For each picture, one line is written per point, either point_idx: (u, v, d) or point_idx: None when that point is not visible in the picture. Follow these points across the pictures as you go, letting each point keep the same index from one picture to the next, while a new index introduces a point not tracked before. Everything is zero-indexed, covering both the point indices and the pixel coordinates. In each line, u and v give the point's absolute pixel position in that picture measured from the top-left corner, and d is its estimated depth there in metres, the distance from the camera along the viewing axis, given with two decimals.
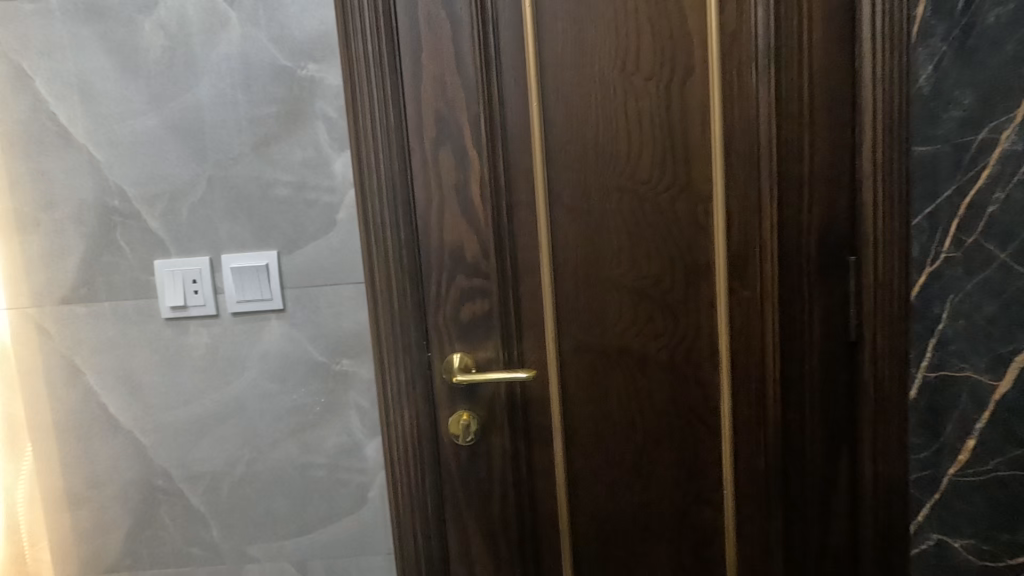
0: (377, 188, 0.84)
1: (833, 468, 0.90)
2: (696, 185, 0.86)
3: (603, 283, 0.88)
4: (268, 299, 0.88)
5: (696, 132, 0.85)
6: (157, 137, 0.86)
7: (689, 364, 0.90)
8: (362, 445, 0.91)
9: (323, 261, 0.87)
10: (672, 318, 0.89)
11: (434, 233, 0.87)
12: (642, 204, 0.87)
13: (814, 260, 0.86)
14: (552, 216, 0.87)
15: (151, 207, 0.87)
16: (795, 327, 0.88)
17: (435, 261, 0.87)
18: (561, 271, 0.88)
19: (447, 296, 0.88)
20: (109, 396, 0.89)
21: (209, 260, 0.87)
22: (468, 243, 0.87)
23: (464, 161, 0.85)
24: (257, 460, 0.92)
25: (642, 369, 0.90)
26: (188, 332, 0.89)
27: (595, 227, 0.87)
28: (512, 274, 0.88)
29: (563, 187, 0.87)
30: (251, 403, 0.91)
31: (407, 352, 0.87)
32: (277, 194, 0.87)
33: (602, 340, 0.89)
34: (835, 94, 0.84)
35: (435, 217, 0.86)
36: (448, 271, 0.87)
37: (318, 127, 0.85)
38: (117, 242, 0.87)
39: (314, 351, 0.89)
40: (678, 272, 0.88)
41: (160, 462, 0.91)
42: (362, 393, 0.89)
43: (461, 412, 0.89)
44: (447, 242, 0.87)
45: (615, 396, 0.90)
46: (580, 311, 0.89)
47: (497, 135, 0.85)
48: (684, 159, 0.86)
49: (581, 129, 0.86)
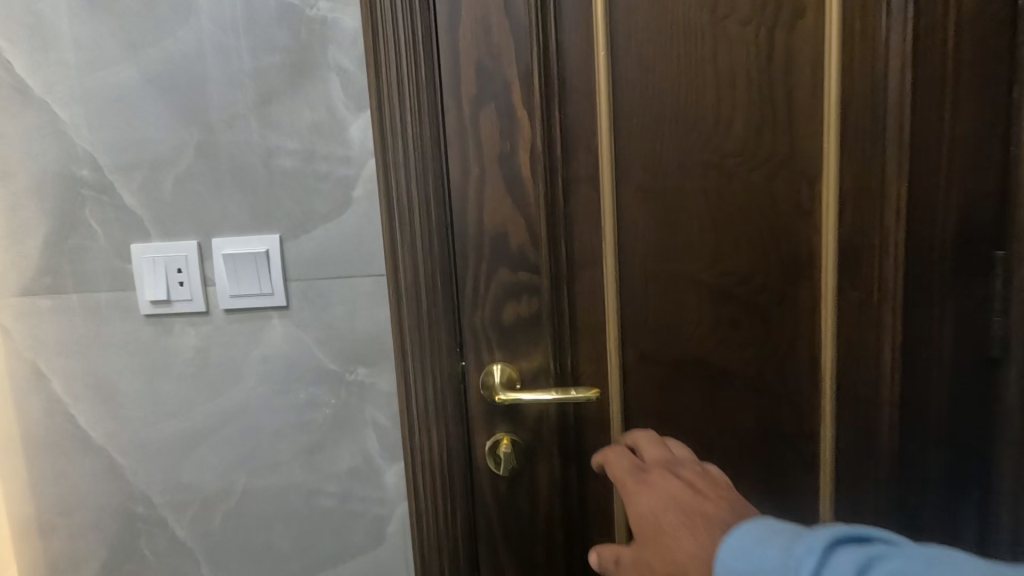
0: (402, 157, 0.68)
1: (962, 513, 0.73)
2: (801, 159, 0.69)
3: (679, 280, 0.71)
4: (269, 294, 0.72)
5: (804, 91, 0.68)
6: (133, 93, 0.70)
7: (783, 382, 0.73)
8: (380, 470, 0.76)
9: (335, 248, 0.72)
10: (763, 325, 0.72)
11: (472, 215, 0.70)
12: (730, 182, 0.70)
13: (949, 255, 0.68)
14: (618, 196, 0.70)
15: (126, 178, 0.71)
16: (922, 340, 0.70)
17: (472, 250, 0.71)
18: (627, 265, 0.71)
19: (486, 293, 0.72)
20: (80, 407, 0.75)
21: (197, 245, 0.71)
22: (514, 228, 0.70)
23: (510, 126, 0.69)
24: (254, 486, 0.76)
25: (722, 386, 0.73)
26: (172, 332, 0.73)
27: (671, 211, 0.70)
28: (568, 267, 0.71)
29: (632, 160, 0.70)
30: (245, 418, 0.75)
31: (437, 362, 0.71)
32: (281, 165, 0.70)
33: (675, 351, 0.73)
34: (989, 41, 0.65)
35: (473, 194, 0.70)
36: (488, 263, 0.71)
37: (332, 82, 0.69)
38: (87, 222, 0.72)
39: (323, 358, 0.74)
40: (773, 268, 0.71)
41: (139, 486, 0.76)
42: (381, 408, 0.74)
43: (501, 436, 0.73)
44: (487, 226, 0.70)
45: (687, 420, 0.74)
46: (649, 315, 0.72)
47: (553, 92, 0.68)
48: (787, 125, 0.68)
49: (657, 85, 0.68)
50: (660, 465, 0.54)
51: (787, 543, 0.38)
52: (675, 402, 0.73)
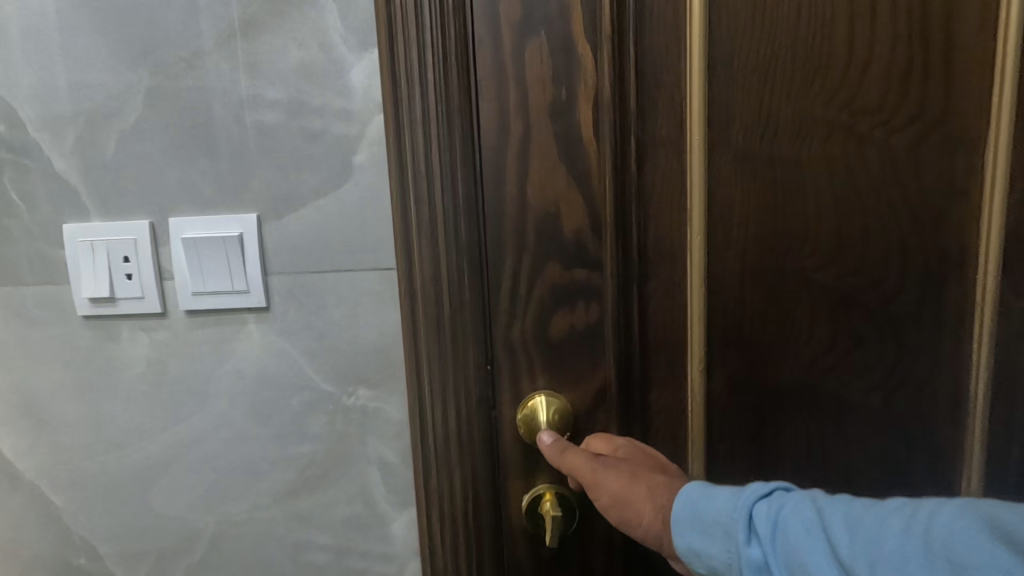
0: (420, 109, 0.50)
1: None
2: (948, 123, 0.54)
3: (787, 279, 0.56)
4: (243, 292, 0.55)
5: (966, 35, 0.53)
6: (64, 20, 0.52)
7: (910, 408, 0.58)
8: (386, 519, 0.59)
9: (329, 232, 0.54)
10: (892, 335, 0.57)
11: (511, 190, 0.53)
12: (862, 151, 0.54)
13: None
14: (713, 169, 0.54)
15: (57, 136, 0.54)
16: None
17: (511, 236, 0.54)
18: (722, 258, 0.55)
19: (529, 293, 0.55)
20: (2, 433, 0.58)
21: (149, 226, 0.54)
22: (568, 209, 0.54)
23: (568, 71, 0.52)
24: (225, 535, 0.60)
25: (834, 411, 0.58)
26: (119, 338, 0.57)
27: (782, 188, 0.54)
28: (639, 262, 0.55)
29: (733, 120, 0.53)
30: (217, 450, 0.59)
31: (462, 385, 0.54)
32: (259, 121, 0.53)
33: (776, 369, 0.57)
34: None
35: (514, 162, 0.53)
36: (531, 255, 0.54)
37: (327, 8, 0.52)
38: (6, 193, 0.55)
39: (314, 375, 0.57)
40: (909, 262, 0.56)
41: (80, 532, 0.60)
42: (387, 441, 0.57)
43: (542, 491, 0.57)
44: (534, 205, 0.54)
45: (788, 454, 0.59)
46: (748, 323, 0.56)
47: (627, 27, 0.51)
48: (939, 80, 0.53)
49: (773, 20, 0.52)
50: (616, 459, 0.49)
51: (737, 490, 0.41)
52: (775, 432, 0.58)
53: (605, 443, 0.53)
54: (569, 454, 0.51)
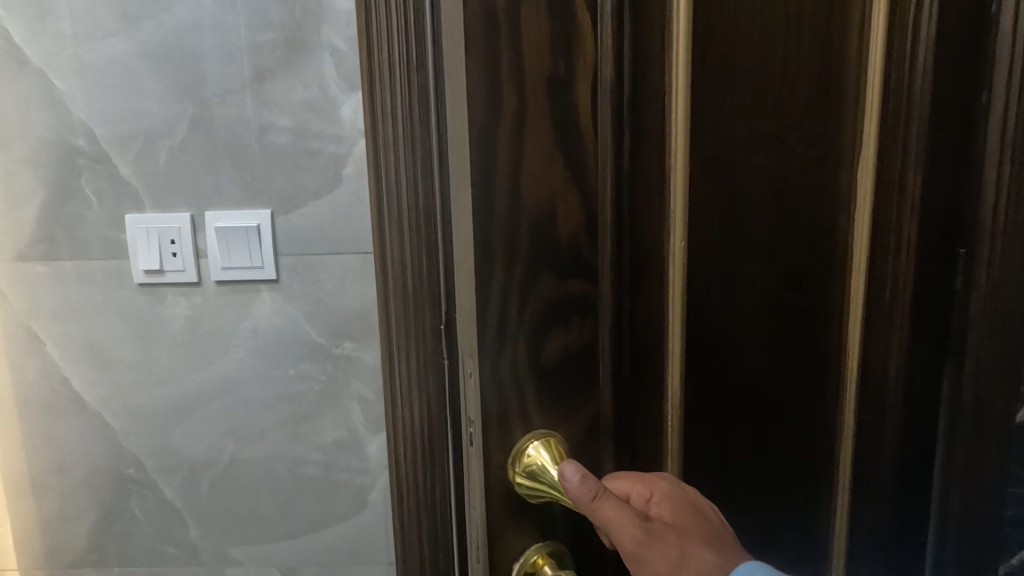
0: (392, 140, 0.70)
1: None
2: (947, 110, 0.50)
3: (785, 287, 0.52)
4: (259, 267, 0.74)
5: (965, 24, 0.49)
6: (131, 65, 0.71)
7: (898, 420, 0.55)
8: (364, 441, 0.79)
9: (324, 225, 0.74)
10: (923, 341, 0.54)
11: (503, 182, 0.43)
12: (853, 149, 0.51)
13: None
14: (721, 167, 0.49)
15: (122, 149, 0.73)
16: None
17: (499, 243, 0.44)
18: (726, 265, 0.50)
19: (527, 312, 0.46)
20: (73, 371, 0.77)
21: (190, 217, 0.73)
22: (565, 207, 0.45)
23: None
24: (242, 452, 0.79)
25: (826, 428, 0.55)
26: (164, 301, 0.76)
27: (785, 188, 0.51)
28: (645, 272, 0.48)
29: (721, 113, 0.48)
30: (237, 387, 0.78)
31: (422, 339, 0.73)
32: (273, 141, 0.72)
33: (779, 383, 0.54)
34: None
35: (508, 148, 0.43)
36: (524, 268, 0.45)
37: (324, 61, 0.71)
38: (83, 191, 0.73)
39: (311, 331, 0.76)
40: (898, 263, 0.52)
41: (130, 449, 0.79)
42: (366, 381, 0.77)
43: (535, 558, 0.47)
44: (526, 204, 0.44)
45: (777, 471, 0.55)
46: (748, 336, 0.52)
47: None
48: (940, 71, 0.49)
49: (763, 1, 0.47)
50: (652, 528, 0.42)
51: None
52: (769, 451, 0.55)
53: (632, 488, 0.45)
54: (603, 506, 0.42)
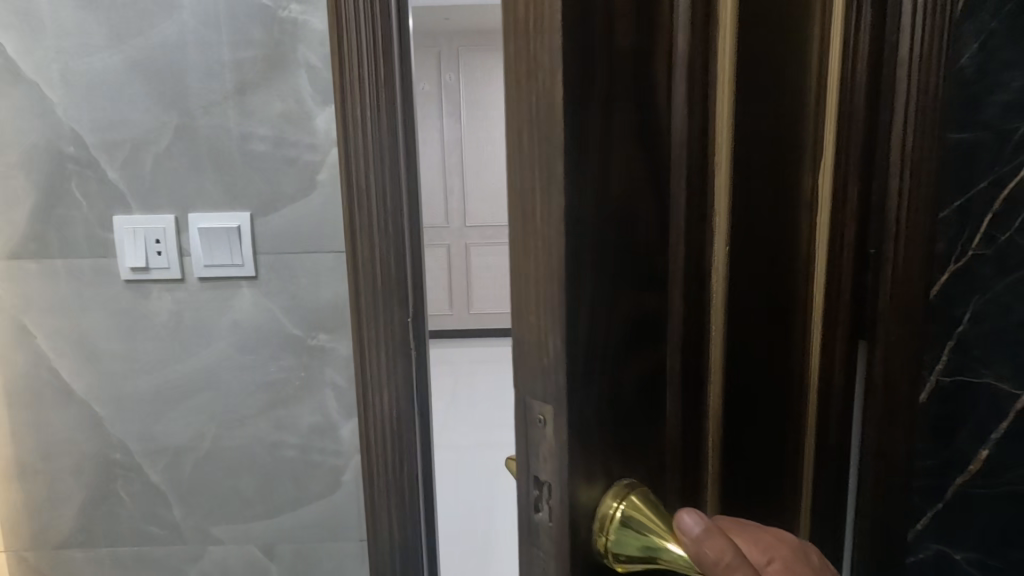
0: (363, 149, 0.77)
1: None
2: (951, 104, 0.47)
3: (824, 297, 0.45)
4: (239, 264, 0.80)
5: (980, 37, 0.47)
6: (120, 77, 0.77)
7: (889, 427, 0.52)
8: (337, 425, 0.85)
9: (299, 226, 0.80)
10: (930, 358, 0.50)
11: (588, 176, 0.30)
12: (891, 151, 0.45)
13: None
14: (777, 161, 0.41)
15: (110, 155, 0.78)
16: None
17: (592, 255, 0.30)
18: (768, 273, 0.42)
19: (613, 349, 0.32)
20: (63, 362, 0.83)
21: (175, 218, 0.79)
22: (640, 211, 0.33)
23: None
24: (223, 437, 0.85)
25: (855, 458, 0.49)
26: (150, 296, 0.81)
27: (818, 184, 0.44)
28: (712, 288, 0.39)
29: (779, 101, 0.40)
30: (218, 376, 0.84)
31: (390, 331, 0.81)
32: (252, 148, 0.78)
33: (825, 407, 0.47)
34: None
35: (594, 131, 0.30)
36: (599, 285, 0.31)
37: (300, 77, 0.77)
38: (72, 194, 0.79)
39: (289, 324, 0.82)
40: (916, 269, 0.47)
41: (117, 434, 0.85)
42: (339, 370, 0.83)
43: None
44: (615, 201, 0.31)
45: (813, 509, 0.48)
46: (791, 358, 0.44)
47: None
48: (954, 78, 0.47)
49: None
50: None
51: None
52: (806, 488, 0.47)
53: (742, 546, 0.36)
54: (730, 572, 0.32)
